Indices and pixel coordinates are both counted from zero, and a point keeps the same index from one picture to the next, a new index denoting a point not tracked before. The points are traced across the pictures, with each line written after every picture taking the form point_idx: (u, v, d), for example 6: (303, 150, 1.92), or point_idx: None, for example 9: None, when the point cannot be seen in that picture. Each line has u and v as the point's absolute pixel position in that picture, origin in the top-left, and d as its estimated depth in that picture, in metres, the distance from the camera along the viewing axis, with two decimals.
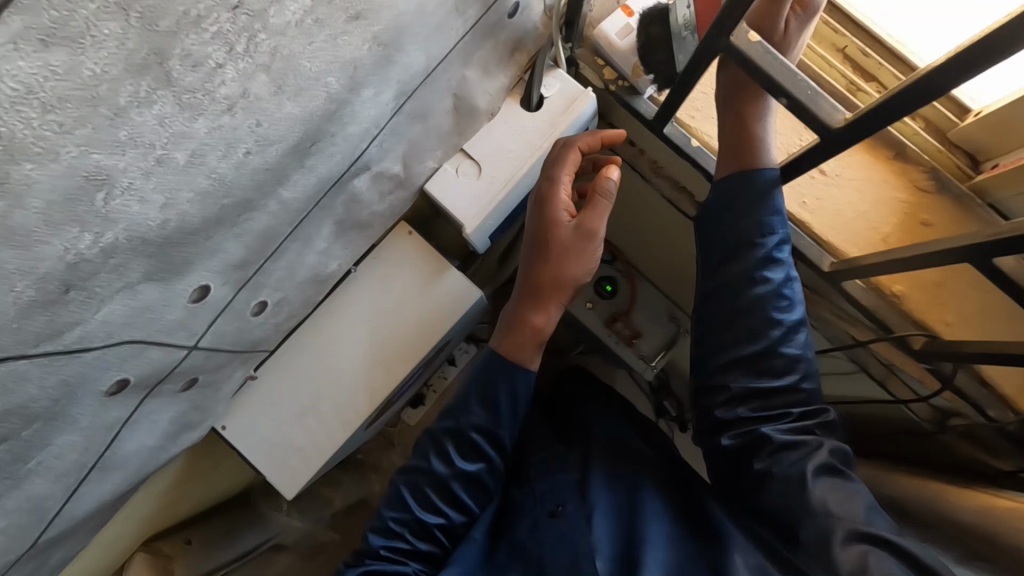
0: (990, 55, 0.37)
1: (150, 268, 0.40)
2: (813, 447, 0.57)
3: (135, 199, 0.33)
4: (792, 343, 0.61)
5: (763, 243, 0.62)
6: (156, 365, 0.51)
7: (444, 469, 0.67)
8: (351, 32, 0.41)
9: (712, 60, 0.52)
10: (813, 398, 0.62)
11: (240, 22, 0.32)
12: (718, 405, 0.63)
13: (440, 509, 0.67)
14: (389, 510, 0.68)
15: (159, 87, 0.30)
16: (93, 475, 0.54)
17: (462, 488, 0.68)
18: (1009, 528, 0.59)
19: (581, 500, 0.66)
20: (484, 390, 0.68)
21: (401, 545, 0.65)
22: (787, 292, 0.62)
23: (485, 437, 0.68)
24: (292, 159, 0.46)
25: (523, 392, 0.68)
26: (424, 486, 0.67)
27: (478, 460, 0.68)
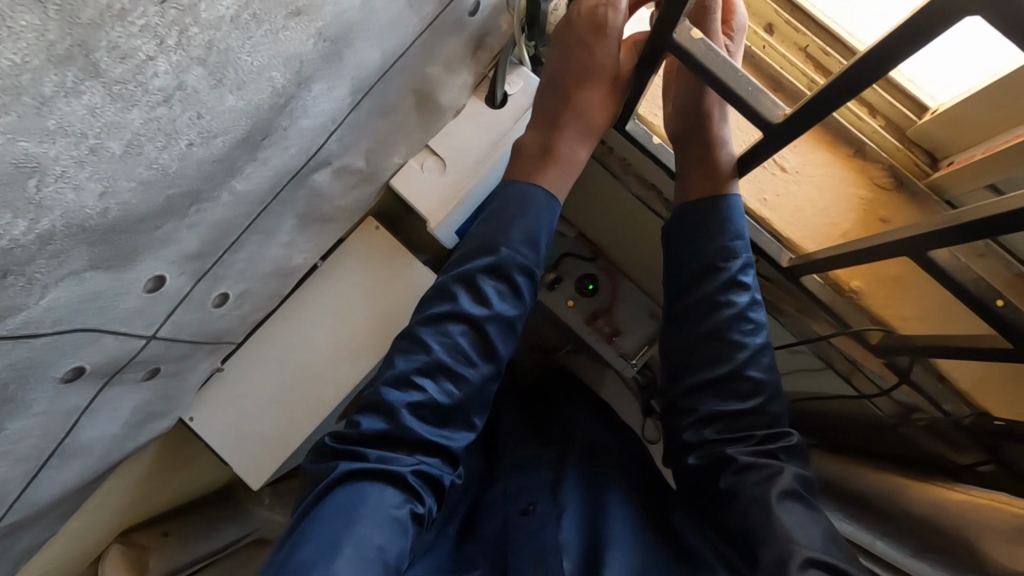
0: (896, 52, 0.38)
1: (95, 256, 0.41)
2: (774, 472, 0.56)
3: (70, 186, 0.34)
4: (758, 365, 0.62)
5: (726, 266, 0.63)
6: (112, 354, 0.52)
7: (479, 310, 0.63)
8: (292, 27, 0.42)
9: (659, 56, 0.53)
10: (778, 422, 0.62)
11: (169, 15, 0.33)
12: (687, 427, 0.64)
13: (467, 357, 0.62)
14: (404, 359, 0.62)
15: (87, 78, 0.31)
16: (53, 462, 0.55)
17: (495, 332, 0.64)
18: (959, 521, 0.61)
19: (552, 500, 0.68)
20: (528, 222, 0.65)
21: (418, 397, 0.60)
22: (753, 316, 0.63)
23: (525, 274, 0.65)
24: (243, 151, 0.47)
25: (551, 226, 0.67)
26: (454, 330, 0.63)
27: (512, 301, 0.65)
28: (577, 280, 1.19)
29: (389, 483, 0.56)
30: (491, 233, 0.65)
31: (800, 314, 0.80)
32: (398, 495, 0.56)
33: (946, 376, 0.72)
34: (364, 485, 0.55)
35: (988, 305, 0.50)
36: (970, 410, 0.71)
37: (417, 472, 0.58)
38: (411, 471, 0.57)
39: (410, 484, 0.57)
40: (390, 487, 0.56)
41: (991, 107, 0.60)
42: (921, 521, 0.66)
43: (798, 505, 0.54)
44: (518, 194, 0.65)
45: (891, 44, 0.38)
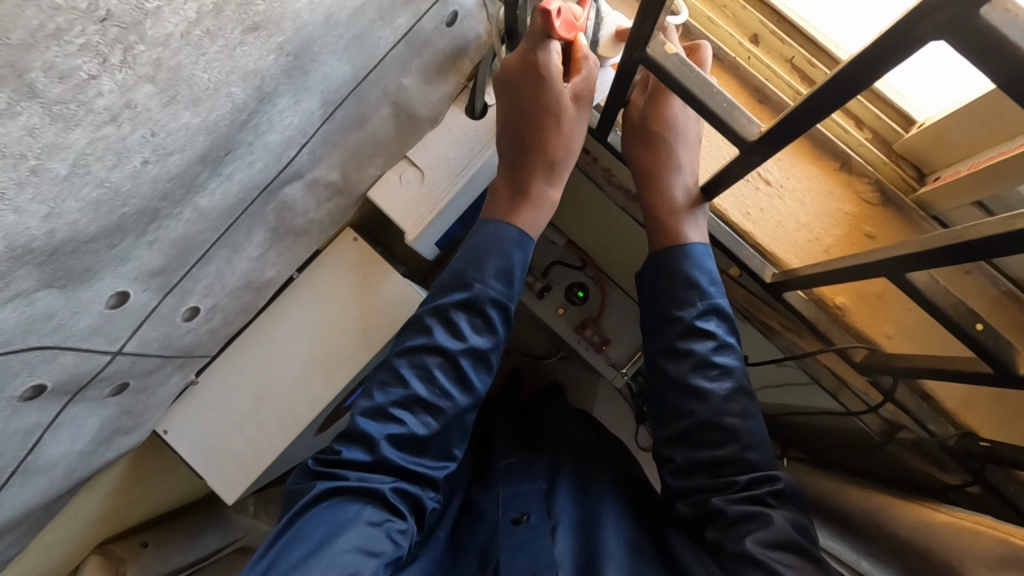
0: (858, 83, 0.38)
1: (45, 276, 0.40)
2: (765, 522, 0.54)
3: (10, 209, 0.33)
4: (731, 411, 0.61)
5: (680, 317, 0.64)
6: (74, 371, 0.51)
7: (454, 343, 0.62)
8: (250, 42, 0.41)
9: (631, 70, 0.53)
10: (764, 465, 0.60)
11: (111, 34, 0.32)
12: (670, 474, 0.64)
13: (443, 391, 0.62)
14: (382, 393, 0.61)
15: (22, 98, 0.30)
16: (14, 480, 0.54)
17: (469, 366, 0.63)
18: (938, 544, 0.59)
19: (546, 512, 0.66)
20: (503, 258, 0.64)
21: (397, 429, 0.59)
22: (718, 360, 0.62)
23: (499, 308, 0.64)
24: (204, 168, 0.46)
25: (525, 262, 0.66)
26: (429, 364, 0.62)
27: (487, 334, 0.64)
28: (567, 289, 1.16)
29: (368, 500, 0.55)
30: (464, 269, 0.64)
31: (782, 329, 0.79)
32: (377, 513, 0.55)
33: (930, 395, 0.70)
34: (343, 504, 0.54)
35: (967, 329, 0.49)
36: (955, 430, 0.69)
37: (398, 490, 0.57)
38: (391, 489, 0.57)
39: (391, 501, 0.56)
40: (369, 505, 0.55)
41: (974, 125, 0.59)
42: (908, 545, 0.64)
43: (789, 557, 0.51)
44: (489, 233, 0.65)
45: (851, 75, 0.37)
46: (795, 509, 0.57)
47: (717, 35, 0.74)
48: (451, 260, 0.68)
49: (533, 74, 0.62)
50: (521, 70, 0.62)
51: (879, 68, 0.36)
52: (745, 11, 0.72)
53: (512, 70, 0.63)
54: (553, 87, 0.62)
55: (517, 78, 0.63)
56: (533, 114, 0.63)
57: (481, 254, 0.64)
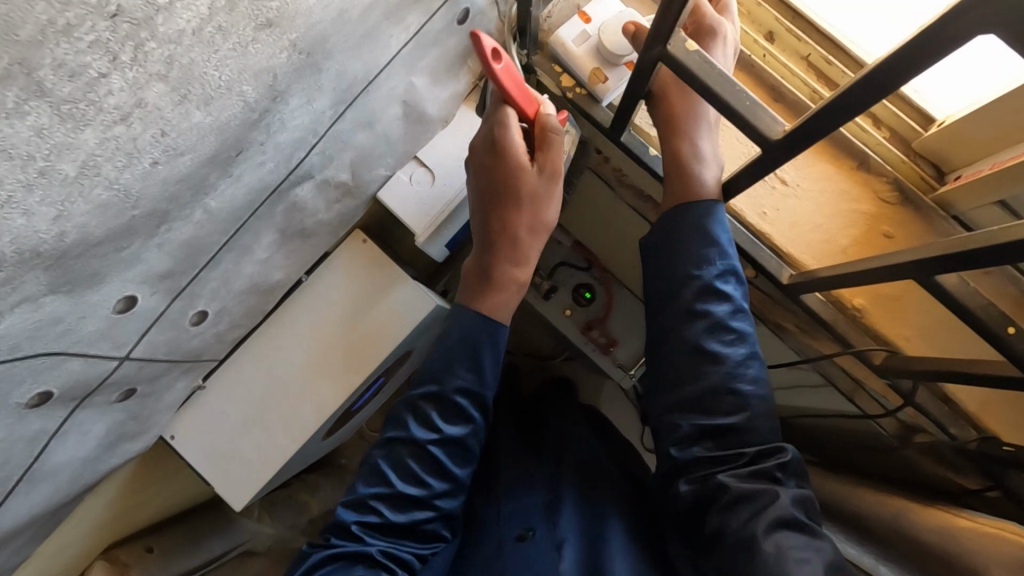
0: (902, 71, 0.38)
1: (53, 281, 0.39)
2: (768, 499, 0.53)
3: (18, 211, 0.32)
4: (744, 379, 0.59)
5: (699, 276, 0.60)
6: (81, 376, 0.50)
7: (425, 435, 0.62)
8: (263, 39, 0.40)
9: (649, 67, 0.51)
10: (769, 438, 0.59)
11: (122, 30, 0.31)
12: (672, 446, 0.60)
13: (418, 479, 0.62)
14: (364, 483, 0.63)
15: (31, 97, 0.29)
16: (19, 488, 0.53)
17: (444, 455, 0.63)
18: (962, 551, 0.57)
19: (550, 526, 0.65)
20: (471, 351, 0.63)
21: (372, 518, 0.61)
22: (734, 324, 0.60)
23: (469, 396, 0.63)
24: (214, 169, 0.45)
25: (501, 351, 0.65)
26: (403, 456, 0.63)
27: (461, 424, 0.63)
28: (574, 290, 1.15)
29: (361, 561, 0.58)
30: (437, 363, 0.64)
31: (798, 331, 0.78)
32: (369, 570, 0.57)
33: (951, 398, 0.70)
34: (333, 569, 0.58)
35: (995, 332, 0.48)
36: (976, 433, 0.69)
37: (386, 551, 0.59)
38: (382, 550, 0.59)
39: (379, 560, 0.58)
40: (359, 565, 0.58)
41: (993, 123, 0.58)
42: (921, 547, 0.63)
43: (794, 535, 0.51)
44: (459, 322, 0.63)
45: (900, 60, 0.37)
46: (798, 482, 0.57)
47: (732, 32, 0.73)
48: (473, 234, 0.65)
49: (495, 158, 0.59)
50: (484, 153, 0.60)
51: (941, 47, 0.35)
52: (760, 8, 0.71)
53: (475, 152, 0.61)
54: (519, 167, 0.59)
55: (480, 161, 0.60)
56: (496, 196, 0.60)
57: (450, 350, 0.63)
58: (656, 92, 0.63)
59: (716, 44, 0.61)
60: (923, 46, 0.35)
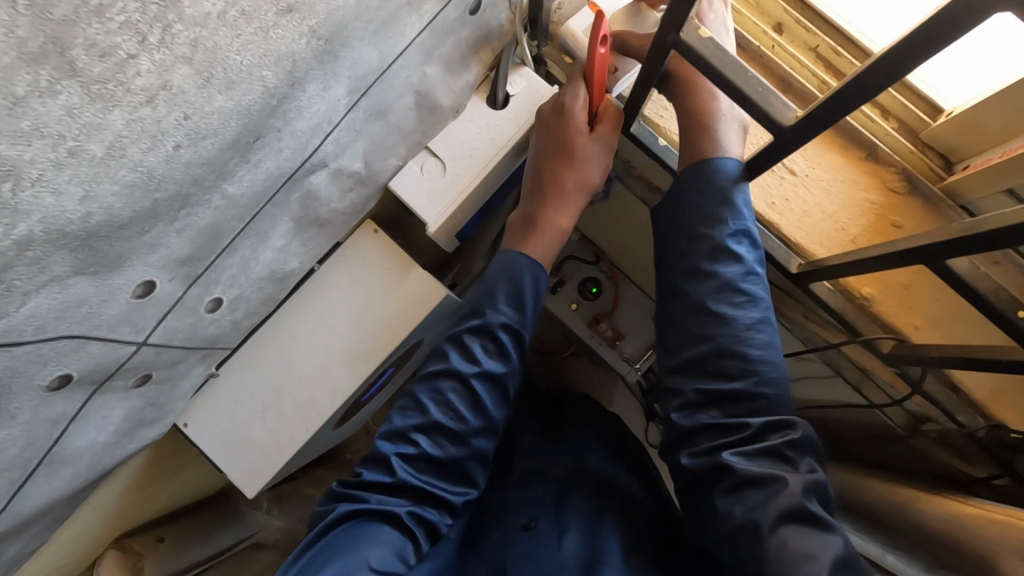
0: (907, 59, 0.38)
1: (79, 262, 0.40)
2: (778, 486, 0.52)
3: (47, 190, 0.33)
4: (752, 344, 0.59)
5: (708, 235, 0.61)
6: (100, 361, 0.51)
7: (467, 367, 0.63)
8: (284, 25, 0.40)
9: (662, 54, 0.52)
10: (778, 407, 0.58)
11: (151, 11, 0.31)
12: (676, 410, 0.61)
13: (457, 413, 0.62)
14: (401, 416, 0.63)
15: (63, 77, 0.30)
16: (41, 470, 0.54)
17: (484, 390, 0.63)
18: (968, 534, 0.58)
19: (554, 518, 0.66)
20: (513, 286, 0.65)
21: (411, 450, 0.60)
22: (746, 287, 0.60)
23: (510, 332, 0.64)
24: (233, 154, 0.46)
25: (539, 291, 0.67)
26: (445, 389, 0.62)
27: (501, 360, 0.64)
28: (580, 283, 1.16)
29: (387, 522, 0.56)
30: (480, 297, 0.65)
31: (806, 321, 0.78)
32: (393, 534, 0.55)
33: (958, 386, 0.70)
34: (360, 525, 0.55)
35: (1008, 317, 0.48)
36: (984, 421, 0.69)
37: (413, 514, 0.57)
38: (408, 512, 0.57)
39: (406, 524, 0.56)
40: (385, 524, 0.56)
41: (1000, 112, 0.58)
42: (934, 535, 0.62)
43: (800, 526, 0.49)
44: (503, 261, 0.67)
45: (905, 49, 0.38)
46: (809, 458, 0.55)
47: (740, 23, 0.73)
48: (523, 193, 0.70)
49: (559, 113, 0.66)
50: (551, 111, 0.67)
51: (951, 32, 0.35)
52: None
53: (545, 111, 0.68)
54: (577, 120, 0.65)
55: (546, 118, 0.67)
56: (557, 151, 0.66)
57: (490, 283, 0.66)
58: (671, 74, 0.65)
59: (705, 9, 0.60)
60: (933, 33, 0.36)
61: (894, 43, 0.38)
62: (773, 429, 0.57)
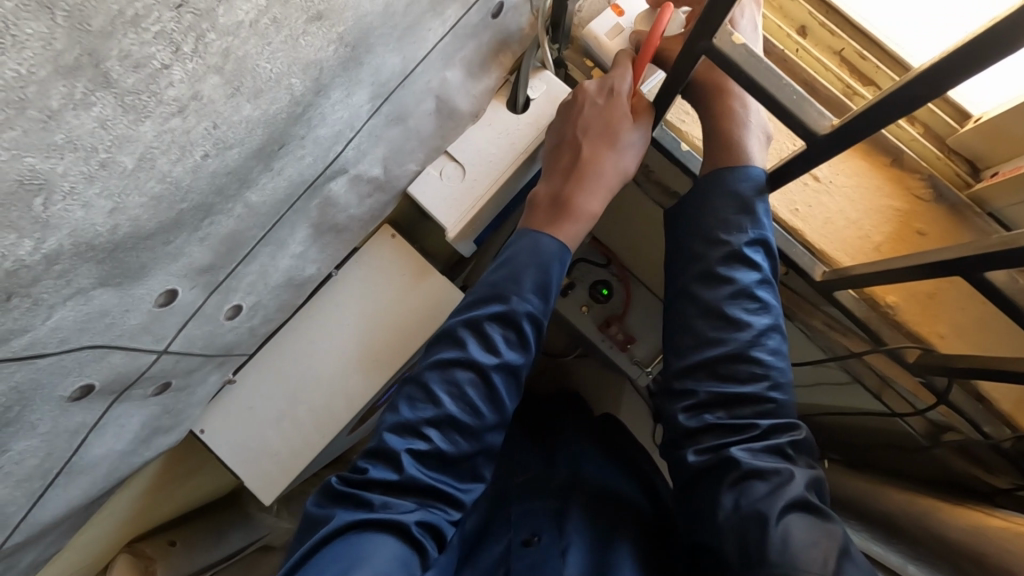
0: (951, 75, 0.38)
1: (104, 273, 0.39)
2: (784, 478, 0.52)
3: (77, 204, 0.32)
4: (763, 348, 0.58)
5: (728, 241, 0.60)
6: (120, 370, 0.50)
7: (486, 358, 0.61)
8: (313, 32, 0.40)
9: (692, 61, 0.51)
10: (784, 411, 0.58)
11: (185, 21, 0.31)
12: (683, 410, 0.60)
13: (473, 407, 0.60)
14: (411, 407, 0.60)
15: (97, 88, 0.29)
16: (60, 480, 0.53)
17: (502, 382, 0.62)
18: (985, 540, 0.57)
19: (557, 533, 0.65)
20: (540, 273, 0.63)
21: (422, 446, 0.58)
22: (759, 295, 0.60)
23: (533, 323, 0.63)
24: (258, 162, 0.45)
25: (560, 279, 0.65)
26: (462, 381, 0.60)
27: (520, 351, 0.63)
28: (591, 286, 1.15)
29: (394, 533, 0.53)
30: (501, 282, 0.63)
31: (827, 328, 0.77)
32: (400, 545, 0.53)
33: (985, 397, 0.69)
34: (366, 536, 0.52)
35: None
36: (1011, 431, 0.68)
37: (421, 522, 0.55)
38: (416, 521, 0.55)
39: (414, 535, 0.54)
40: (392, 536, 0.53)
41: None
42: (949, 540, 0.61)
43: (803, 517, 0.50)
44: (526, 244, 0.64)
45: (945, 66, 0.37)
46: (811, 460, 0.57)
47: (765, 26, 0.72)
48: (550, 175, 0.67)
49: (602, 96, 0.64)
50: (593, 92, 0.65)
51: (1001, 49, 0.34)
52: (792, 2, 0.70)
53: (585, 92, 0.66)
54: (619, 103, 0.64)
55: (586, 98, 0.65)
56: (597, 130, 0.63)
57: (518, 267, 0.63)
58: (696, 83, 0.64)
59: (736, 17, 0.59)
60: (984, 47, 0.35)
61: (933, 60, 0.38)
62: (780, 429, 0.57)
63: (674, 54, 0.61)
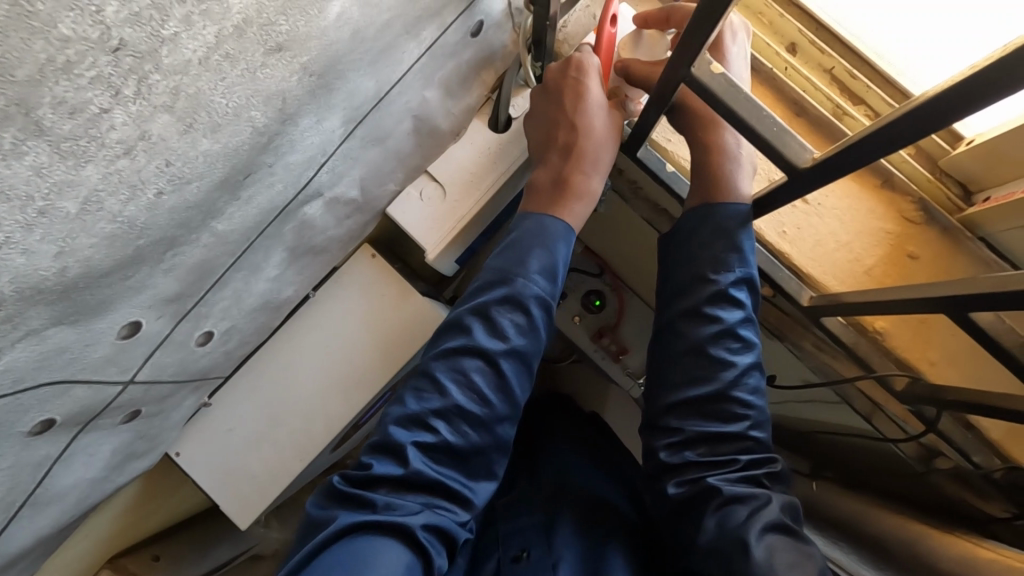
0: (938, 119, 0.37)
1: (57, 313, 0.38)
2: (762, 502, 0.51)
3: (17, 251, 0.31)
4: (744, 387, 0.58)
5: (716, 280, 0.59)
6: (84, 402, 0.49)
7: (494, 343, 0.56)
8: (272, 64, 0.38)
9: (672, 88, 0.50)
10: (763, 447, 0.57)
11: (124, 64, 0.29)
12: (665, 446, 0.59)
13: (482, 397, 0.55)
14: (416, 399, 0.55)
15: (29, 137, 0.28)
16: (24, 513, 0.52)
17: (512, 370, 0.56)
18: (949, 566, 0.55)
19: (549, 546, 0.63)
20: (547, 252, 0.59)
21: (429, 439, 0.53)
22: (742, 333, 0.59)
23: (542, 305, 0.58)
24: (222, 194, 0.44)
25: (570, 258, 0.61)
26: (469, 368, 0.55)
27: (530, 336, 0.57)
28: (583, 297, 1.13)
29: (397, 537, 0.47)
30: (509, 262, 0.58)
31: (817, 350, 0.76)
32: (404, 553, 0.47)
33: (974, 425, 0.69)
34: (367, 541, 0.46)
35: None
36: (1001, 462, 0.68)
37: (429, 526, 0.49)
38: (422, 526, 0.48)
39: (420, 541, 0.48)
40: (395, 541, 0.47)
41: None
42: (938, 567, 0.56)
43: (778, 536, 0.48)
44: (535, 223, 0.60)
45: (933, 107, 0.37)
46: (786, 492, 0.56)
47: (754, 44, 0.70)
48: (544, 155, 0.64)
49: (572, 74, 0.61)
50: (559, 72, 0.62)
51: (998, 89, 0.33)
52: (782, 18, 0.68)
53: (550, 74, 0.63)
54: (590, 82, 0.61)
55: (555, 79, 0.62)
56: (575, 105, 0.61)
57: (526, 246, 0.58)
58: (683, 112, 0.62)
59: (724, 38, 0.58)
60: (972, 93, 0.34)
61: (922, 99, 0.37)
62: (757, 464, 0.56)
63: (656, 77, 0.59)
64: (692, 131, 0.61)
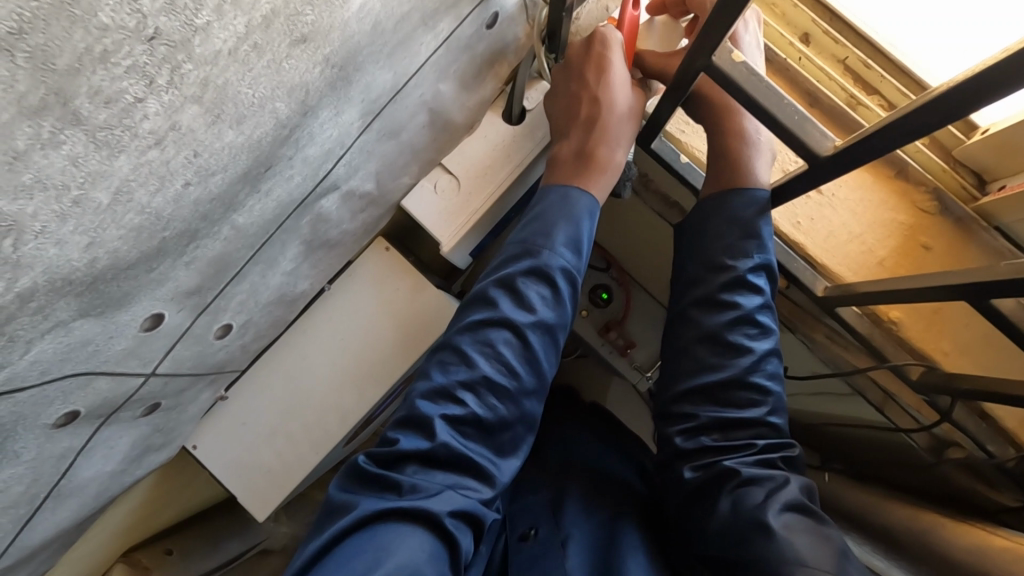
0: (961, 107, 0.37)
1: (84, 305, 0.38)
2: (778, 483, 0.52)
3: (51, 242, 0.31)
4: (761, 372, 0.58)
5: (732, 266, 0.59)
6: (106, 395, 0.49)
7: (521, 315, 0.56)
8: (297, 55, 0.38)
9: (692, 78, 0.50)
10: (779, 432, 0.57)
11: (159, 53, 0.29)
12: (679, 433, 0.58)
13: (509, 368, 0.55)
14: (442, 371, 0.55)
15: (66, 126, 0.28)
16: (47, 505, 0.52)
17: (538, 343, 0.57)
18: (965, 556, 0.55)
19: (554, 524, 0.62)
20: (573, 225, 0.59)
21: (456, 411, 0.53)
22: (759, 319, 0.59)
23: (568, 278, 0.58)
24: (244, 185, 0.44)
25: (593, 233, 0.61)
26: (496, 340, 0.55)
27: (556, 308, 0.58)
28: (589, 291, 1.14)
29: (421, 524, 0.47)
30: (532, 234, 0.59)
31: (830, 343, 0.76)
32: (428, 539, 0.46)
33: (988, 415, 0.72)
34: (390, 528, 0.46)
35: None
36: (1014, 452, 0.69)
37: (455, 512, 0.48)
38: (448, 512, 0.48)
39: (445, 527, 0.47)
40: (420, 527, 0.47)
41: None
42: (952, 561, 0.56)
43: (796, 518, 0.49)
44: (559, 196, 0.60)
45: (955, 96, 0.37)
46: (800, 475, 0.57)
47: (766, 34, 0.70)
48: (565, 128, 0.63)
49: (597, 48, 0.61)
50: (583, 47, 0.62)
51: (1017, 79, 0.33)
52: (796, 9, 0.68)
53: (574, 49, 0.63)
54: (614, 57, 0.61)
55: (579, 54, 0.62)
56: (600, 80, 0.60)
57: (552, 218, 0.58)
58: (704, 99, 0.62)
59: (741, 32, 0.58)
60: (993, 81, 0.34)
61: (944, 88, 0.37)
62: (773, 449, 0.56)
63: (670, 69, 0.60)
64: (711, 117, 0.62)
